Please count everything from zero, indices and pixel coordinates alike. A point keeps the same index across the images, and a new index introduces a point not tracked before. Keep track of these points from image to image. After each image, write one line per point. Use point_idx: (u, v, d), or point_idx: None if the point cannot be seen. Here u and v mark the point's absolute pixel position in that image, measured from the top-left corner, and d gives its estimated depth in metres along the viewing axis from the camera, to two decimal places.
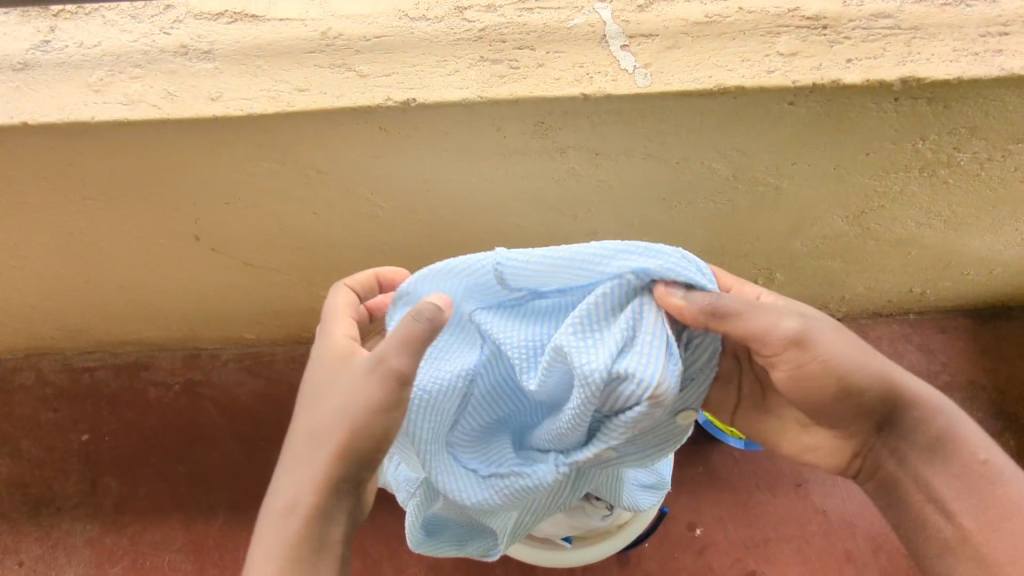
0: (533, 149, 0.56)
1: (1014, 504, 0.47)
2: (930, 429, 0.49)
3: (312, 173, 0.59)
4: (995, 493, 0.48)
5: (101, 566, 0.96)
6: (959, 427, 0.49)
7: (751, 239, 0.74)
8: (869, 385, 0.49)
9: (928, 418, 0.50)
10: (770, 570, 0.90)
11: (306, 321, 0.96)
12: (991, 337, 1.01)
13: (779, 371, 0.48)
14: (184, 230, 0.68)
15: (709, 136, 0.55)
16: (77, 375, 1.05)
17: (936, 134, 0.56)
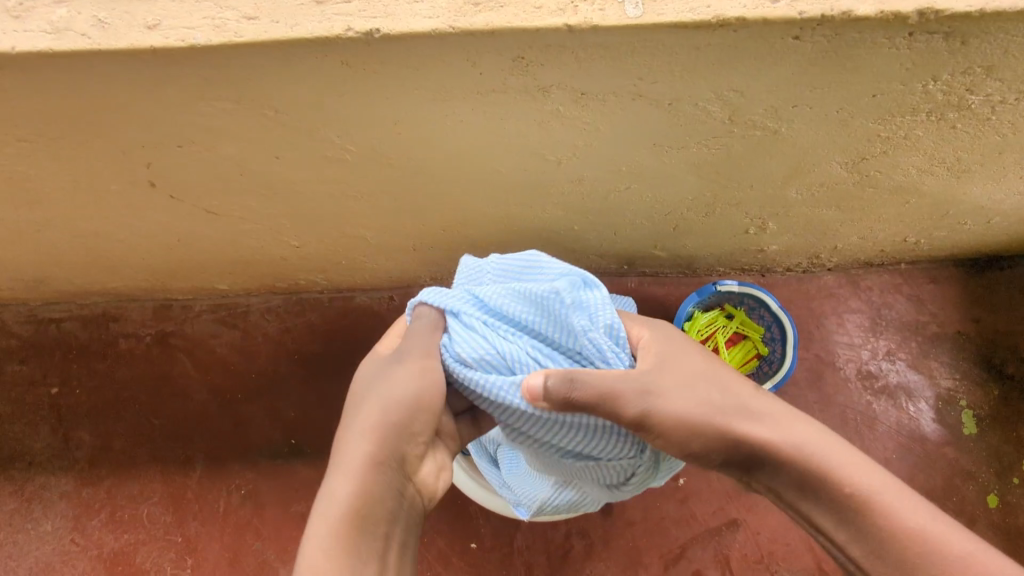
0: (513, 87, 0.51)
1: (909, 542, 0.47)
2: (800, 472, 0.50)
3: (271, 114, 0.54)
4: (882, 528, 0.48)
5: (79, 519, 0.94)
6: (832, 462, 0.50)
7: (745, 187, 0.70)
8: (711, 438, 0.51)
9: (788, 456, 0.50)
10: (751, 518, 0.91)
11: (280, 271, 0.92)
12: (981, 287, 0.99)
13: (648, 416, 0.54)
14: (137, 175, 0.63)
15: (705, 75, 0.51)
16: (43, 327, 1.01)
17: (948, 75, 0.52)
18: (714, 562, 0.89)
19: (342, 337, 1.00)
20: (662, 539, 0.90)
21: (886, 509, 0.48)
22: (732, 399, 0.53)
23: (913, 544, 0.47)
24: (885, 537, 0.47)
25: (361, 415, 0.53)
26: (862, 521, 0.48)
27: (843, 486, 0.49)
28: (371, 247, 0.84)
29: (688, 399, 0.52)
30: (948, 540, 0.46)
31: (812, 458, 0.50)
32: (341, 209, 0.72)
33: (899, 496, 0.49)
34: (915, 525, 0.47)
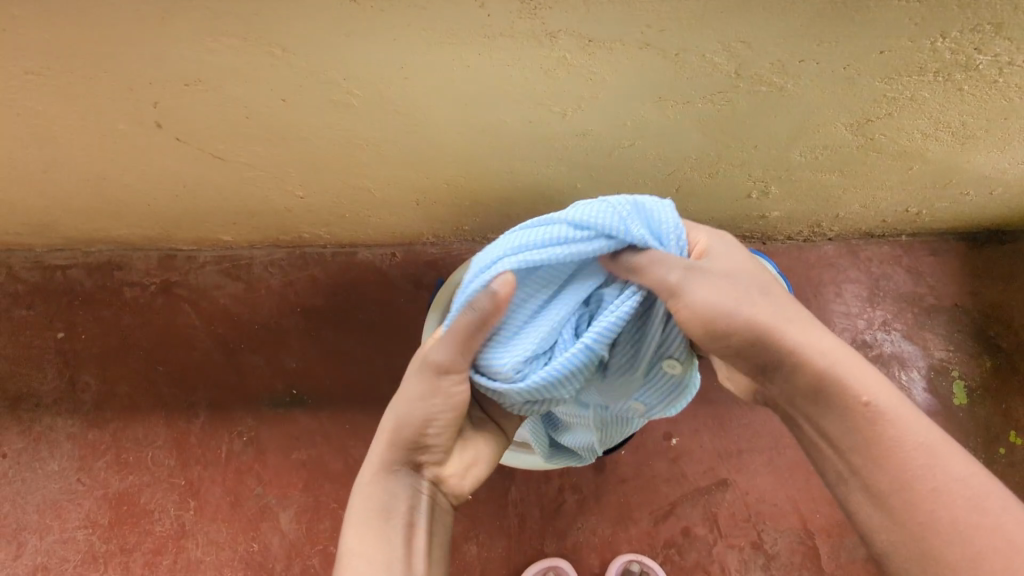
0: (520, 32, 0.51)
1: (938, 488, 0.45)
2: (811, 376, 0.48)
3: (278, 53, 0.54)
4: (916, 464, 0.46)
5: (85, 460, 0.97)
6: (872, 395, 0.47)
7: (750, 146, 0.70)
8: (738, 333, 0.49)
9: (811, 364, 0.48)
10: (740, 479, 0.93)
11: (284, 223, 0.92)
12: (981, 261, 1.00)
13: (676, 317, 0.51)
14: (144, 115, 0.64)
15: (713, 24, 0.50)
16: (49, 273, 1.02)
17: (957, 32, 0.51)
18: (703, 519, 0.91)
19: (344, 291, 1.01)
20: (653, 496, 0.92)
21: (893, 427, 0.47)
22: (761, 300, 0.50)
23: (914, 461, 0.46)
24: (883, 451, 0.47)
25: (381, 427, 0.58)
26: (868, 434, 0.47)
27: (856, 394, 0.47)
28: (374, 200, 0.84)
29: (716, 291, 0.50)
30: (949, 462, 0.46)
31: (839, 369, 0.48)
32: (346, 158, 0.73)
33: (914, 419, 0.47)
34: (923, 445, 0.46)
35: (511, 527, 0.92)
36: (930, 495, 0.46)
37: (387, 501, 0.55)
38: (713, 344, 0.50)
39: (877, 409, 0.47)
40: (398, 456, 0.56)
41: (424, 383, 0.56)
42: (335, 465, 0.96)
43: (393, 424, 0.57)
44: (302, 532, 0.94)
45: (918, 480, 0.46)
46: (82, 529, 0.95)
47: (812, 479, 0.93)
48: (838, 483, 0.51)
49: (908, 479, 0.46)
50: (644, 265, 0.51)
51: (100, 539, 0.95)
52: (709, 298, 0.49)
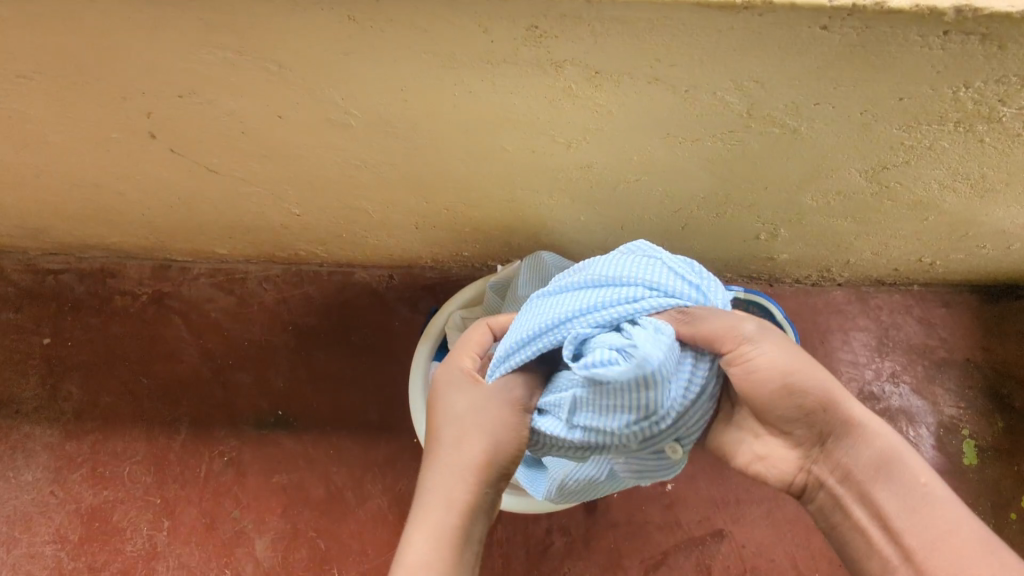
0: (524, 59, 0.49)
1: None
2: (873, 449, 0.46)
3: (275, 69, 0.52)
4: (959, 536, 0.43)
5: (61, 472, 0.94)
6: (924, 471, 0.45)
7: (759, 188, 0.68)
8: (812, 394, 0.46)
9: (869, 442, 0.46)
10: (737, 530, 0.88)
11: (280, 239, 0.90)
12: (994, 315, 0.97)
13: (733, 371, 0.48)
14: (138, 125, 0.62)
15: (725, 61, 0.48)
16: (40, 277, 1.00)
17: (980, 82, 0.49)
18: (695, 571, 0.87)
19: (337, 311, 0.99)
20: (644, 544, 0.88)
21: (946, 511, 0.44)
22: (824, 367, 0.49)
23: (968, 546, 0.43)
24: (924, 512, 0.44)
25: (479, 413, 0.52)
26: (919, 504, 0.44)
27: (917, 474, 0.45)
28: (372, 221, 0.82)
29: (796, 354, 0.48)
30: (1000, 549, 0.43)
31: (897, 449, 0.46)
32: (344, 178, 0.71)
33: (968, 514, 0.44)
34: (972, 536, 0.43)
35: (495, 568, 0.87)
36: None
37: (467, 524, 0.50)
38: (778, 399, 0.47)
39: (932, 491, 0.45)
40: (486, 480, 0.51)
41: (501, 409, 0.51)
42: (315, 492, 0.92)
43: (486, 451, 0.51)
44: (277, 561, 0.90)
45: (949, 537, 0.43)
46: (51, 545, 0.91)
47: (812, 535, 0.88)
48: (883, 570, 0.45)
49: (956, 559, 0.43)
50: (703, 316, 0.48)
51: (69, 556, 0.91)
52: (786, 349, 0.48)
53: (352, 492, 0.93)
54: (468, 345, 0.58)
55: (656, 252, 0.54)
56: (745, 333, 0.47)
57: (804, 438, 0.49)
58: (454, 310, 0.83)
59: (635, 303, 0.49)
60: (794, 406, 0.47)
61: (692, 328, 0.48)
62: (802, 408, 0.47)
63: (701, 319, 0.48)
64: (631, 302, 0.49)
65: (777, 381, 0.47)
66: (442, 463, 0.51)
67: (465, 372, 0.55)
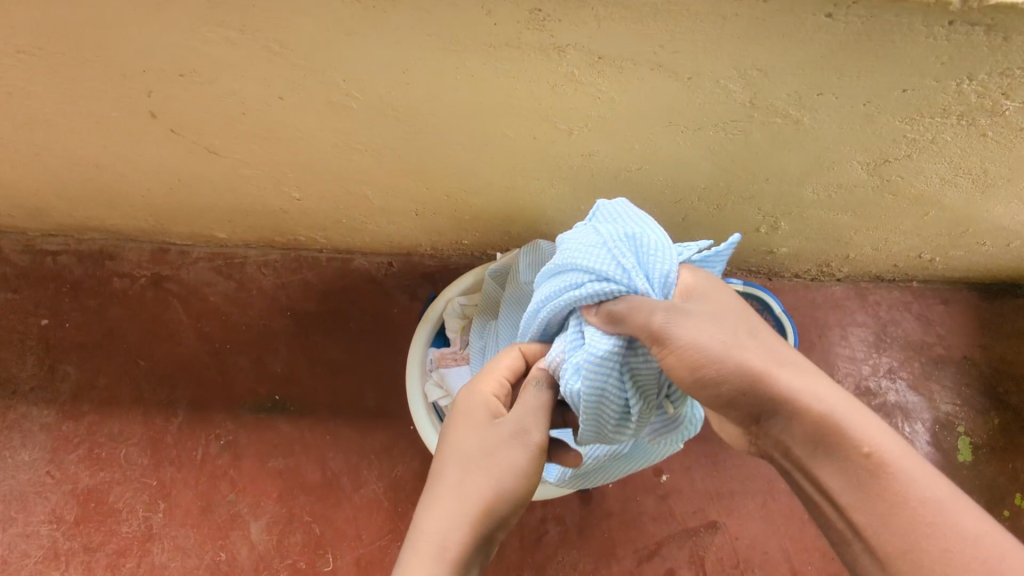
0: (527, 43, 0.49)
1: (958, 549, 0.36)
2: (807, 420, 0.40)
3: (275, 48, 0.52)
4: (908, 505, 0.37)
5: (57, 452, 0.94)
6: (865, 435, 0.39)
7: (760, 180, 0.68)
8: (729, 380, 0.42)
9: (802, 412, 0.40)
10: (731, 522, 0.89)
11: (280, 224, 0.90)
12: (992, 313, 0.97)
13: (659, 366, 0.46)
14: (138, 104, 0.62)
15: (729, 49, 0.48)
16: (39, 258, 1.00)
17: (985, 74, 0.49)
18: (689, 562, 0.88)
19: (337, 298, 0.99)
20: (638, 534, 0.89)
21: (901, 478, 0.38)
22: (766, 340, 0.44)
23: (917, 515, 0.37)
24: (871, 482, 0.38)
25: (511, 445, 0.48)
26: (863, 474, 0.39)
27: (857, 442, 0.39)
28: (372, 207, 0.82)
29: (712, 337, 0.43)
30: (958, 516, 0.37)
31: (838, 414, 0.40)
32: (344, 162, 0.71)
33: (930, 476, 0.38)
34: (929, 503, 0.37)
35: (489, 556, 0.88)
36: (940, 562, 0.36)
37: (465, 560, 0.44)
38: (700, 392, 0.44)
39: (879, 458, 0.38)
40: (491, 521, 0.46)
41: (525, 456, 0.48)
42: (311, 476, 0.93)
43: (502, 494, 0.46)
44: (272, 544, 0.91)
45: (899, 509, 0.37)
46: (47, 525, 0.92)
47: (806, 528, 0.89)
48: (843, 544, 0.41)
49: (912, 530, 0.37)
50: (625, 315, 0.47)
51: (64, 536, 0.91)
52: (699, 334, 0.43)
53: (348, 477, 0.93)
54: (495, 367, 0.54)
55: (615, 225, 0.53)
56: (654, 326, 0.44)
57: (741, 420, 0.44)
58: (453, 297, 0.83)
59: (577, 289, 0.50)
60: (717, 397, 0.43)
61: (619, 328, 0.47)
62: (726, 398, 0.43)
63: (619, 317, 0.47)
64: (575, 290, 0.51)
65: (686, 374, 0.43)
66: (456, 481, 0.47)
67: (485, 406, 0.51)
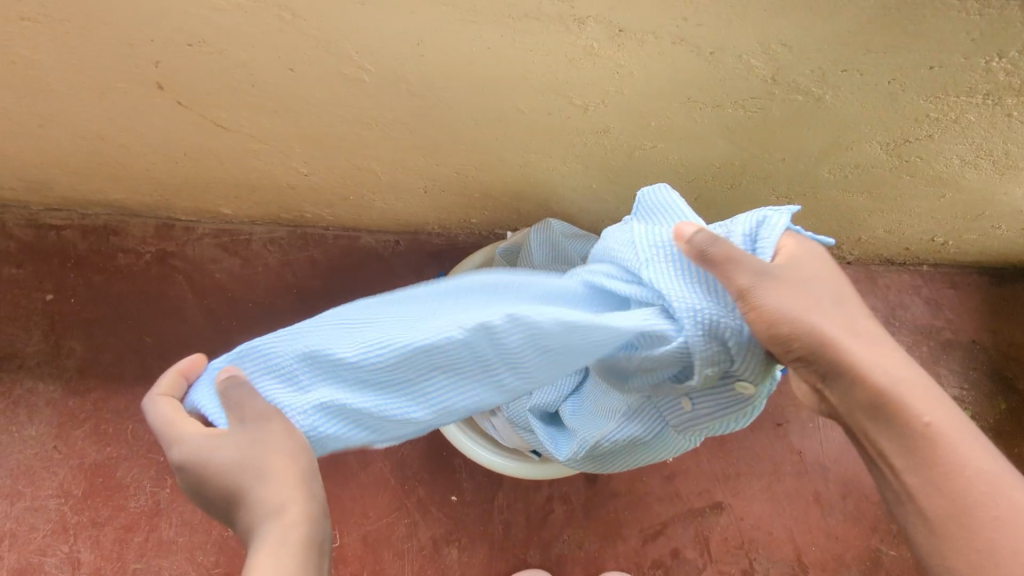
0: (547, 14, 0.48)
1: (1001, 515, 0.42)
2: (865, 389, 0.43)
3: (287, 17, 0.51)
4: (962, 473, 0.42)
5: (64, 428, 0.94)
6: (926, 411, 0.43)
7: (777, 159, 0.67)
8: (801, 341, 0.42)
9: (873, 379, 0.43)
10: (736, 503, 0.89)
11: (286, 200, 0.89)
12: (1002, 298, 0.96)
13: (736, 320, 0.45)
14: (144, 75, 0.61)
15: (754, 22, 0.47)
16: (43, 233, 0.99)
17: (1015, 52, 0.48)
18: (693, 542, 0.88)
19: (343, 276, 0.98)
20: (644, 514, 0.89)
21: (953, 450, 0.42)
22: (841, 310, 0.45)
23: (968, 484, 0.42)
24: (932, 450, 0.42)
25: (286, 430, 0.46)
26: (930, 440, 0.42)
27: (916, 415, 0.42)
28: (381, 183, 0.81)
29: (791, 300, 0.43)
30: (998, 483, 0.42)
31: (900, 386, 0.43)
32: (354, 137, 0.69)
33: (979, 445, 0.43)
34: (985, 474, 0.42)
35: (495, 534, 0.88)
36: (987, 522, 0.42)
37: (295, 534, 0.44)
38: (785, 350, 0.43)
39: (936, 428, 0.42)
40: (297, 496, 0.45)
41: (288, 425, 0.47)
42: None
43: (291, 462, 0.45)
44: None
45: (953, 476, 0.42)
46: (55, 498, 0.92)
47: (810, 510, 0.89)
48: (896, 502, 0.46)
49: (962, 497, 0.42)
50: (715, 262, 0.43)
51: (72, 510, 0.92)
52: (787, 299, 0.43)
53: None
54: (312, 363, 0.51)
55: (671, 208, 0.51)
56: (741, 288, 0.42)
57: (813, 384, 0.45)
58: (462, 276, 0.83)
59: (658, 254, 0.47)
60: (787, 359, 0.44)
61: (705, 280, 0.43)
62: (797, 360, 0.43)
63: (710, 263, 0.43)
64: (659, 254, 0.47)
65: (764, 330, 0.42)
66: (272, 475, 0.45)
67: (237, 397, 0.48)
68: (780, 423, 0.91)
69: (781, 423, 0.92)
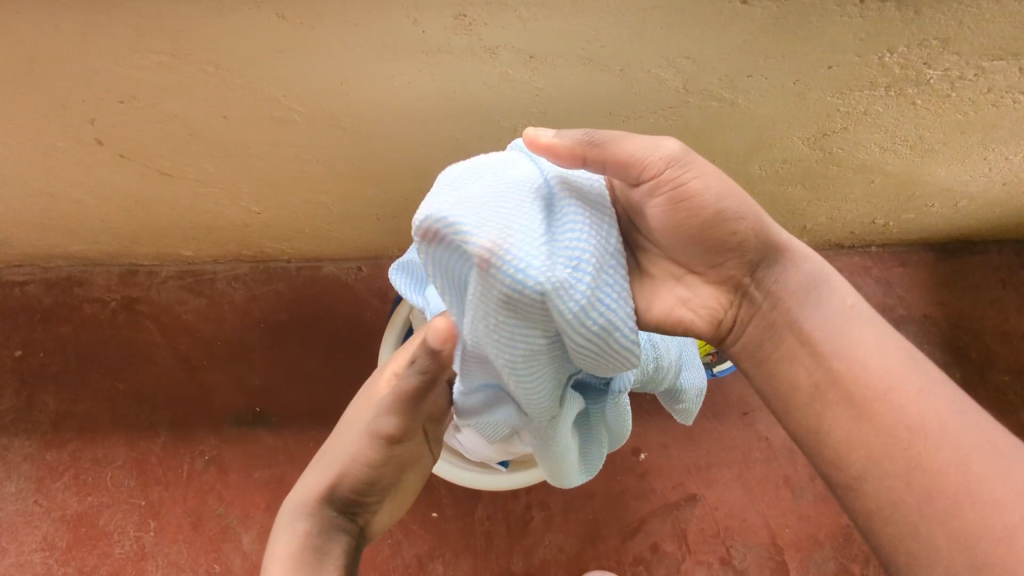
0: (458, 48, 0.50)
1: (924, 451, 0.44)
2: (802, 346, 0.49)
3: (210, 69, 0.53)
4: (918, 443, 0.44)
5: (42, 481, 0.94)
6: (879, 361, 0.47)
7: (707, 161, 0.69)
8: (741, 214, 0.46)
9: (881, 369, 0.46)
10: (710, 494, 0.91)
11: (245, 238, 0.91)
12: (950, 271, 0.99)
13: (654, 203, 0.44)
14: (83, 133, 0.62)
15: (654, 40, 0.50)
16: (6, 290, 1.00)
17: (903, 47, 0.51)
18: (671, 535, 0.90)
19: (308, 306, 0.99)
20: (621, 513, 0.91)
21: (899, 397, 0.45)
22: (720, 182, 0.45)
23: (896, 408, 0.45)
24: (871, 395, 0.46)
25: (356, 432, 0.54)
26: (849, 346, 0.47)
27: (893, 370, 0.46)
28: (333, 215, 0.83)
29: (714, 175, 0.45)
30: (945, 413, 0.45)
31: (832, 335, 0.48)
32: (299, 174, 0.71)
33: (947, 409, 0.45)
34: (940, 433, 0.44)
35: (479, 545, 0.90)
36: (907, 403, 0.45)
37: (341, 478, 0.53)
38: (711, 224, 0.45)
39: (869, 340, 0.47)
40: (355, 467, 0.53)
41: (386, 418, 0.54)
42: (298, 483, 0.94)
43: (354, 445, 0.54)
44: (264, 553, 0.92)
45: (925, 433, 0.44)
46: (39, 552, 0.92)
47: (782, 493, 0.92)
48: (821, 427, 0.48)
49: (924, 482, 0.43)
50: (617, 142, 0.43)
51: (57, 563, 0.92)
52: (715, 185, 0.44)
53: None
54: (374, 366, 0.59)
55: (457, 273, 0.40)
56: (667, 161, 0.44)
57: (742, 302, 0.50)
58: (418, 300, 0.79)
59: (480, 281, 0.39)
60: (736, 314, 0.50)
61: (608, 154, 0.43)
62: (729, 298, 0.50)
63: (613, 144, 0.43)
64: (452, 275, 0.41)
65: (704, 210, 0.44)
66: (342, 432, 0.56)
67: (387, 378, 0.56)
68: (746, 412, 0.94)
69: (746, 411, 0.95)
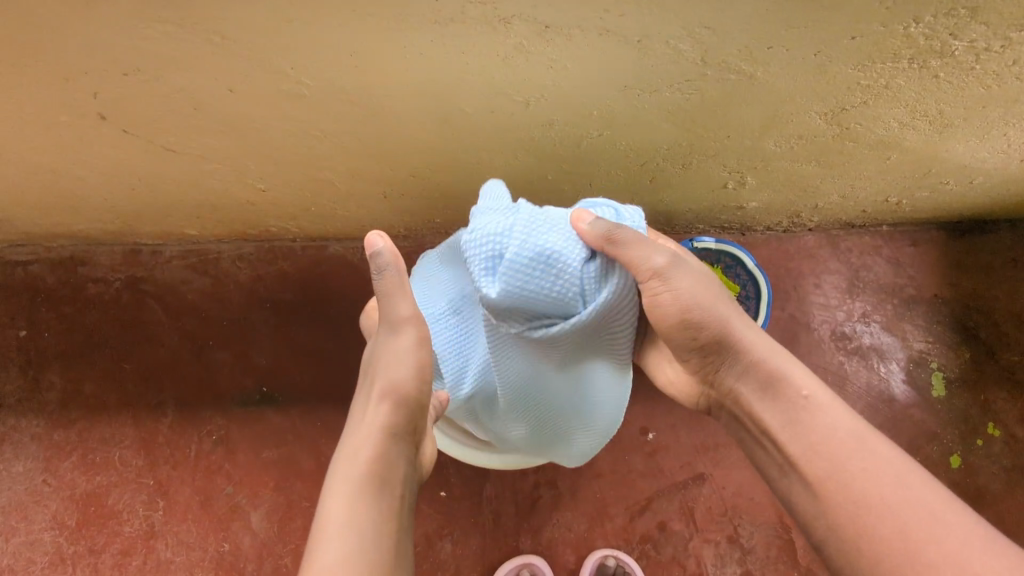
0: (472, 17, 0.48)
1: (880, 504, 0.45)
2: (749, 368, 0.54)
3: (216, 40, 0.51)
4: (875, 500, 0.45)
5: (50, 461, 0.94)
6: (838, 439, 0.49)
7: (722, 136, 0.68)
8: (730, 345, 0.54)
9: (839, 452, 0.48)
10: (717, 472, 0.91)
11: (250, 216, 0.90)
12: (962, 251, 0.98)
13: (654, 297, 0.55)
14: (85, 107, 0.61)
15: (675, 10, 0.48)
16: (9, 269, 0.99)
17: (931, 16, 0.49)
18: (679, 514, 0.90)
19: (314, 285, 0.99)
20: (629, 491, 0.91)
21: (826, 420, 0.50)
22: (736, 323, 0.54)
23: (842, 454, 0.48)
24: (816, 443, 0.49)
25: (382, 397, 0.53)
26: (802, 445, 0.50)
27: (845, 439, 0.49)
28: (340, 192, 0.81)
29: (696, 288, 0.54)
30: (909, 479, 0.45)
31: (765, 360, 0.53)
32: (306, 150, 0.70)
33: (915, 480, 0.46)
34: (903, 501, 0.45)
35: (487, 523, 0.90)
36: (868, 481, 0.46)
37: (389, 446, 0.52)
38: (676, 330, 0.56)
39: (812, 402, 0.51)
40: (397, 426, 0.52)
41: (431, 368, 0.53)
42: (305, 461, 0.94)
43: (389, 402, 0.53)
44: (273, 530, 0.92)
45: (887, 498, 0.45)
46: (49, 531, 0.93)
47: None
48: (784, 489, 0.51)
49: (882, 534, 0.44)
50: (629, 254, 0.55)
51: (68, 541, 0.92)
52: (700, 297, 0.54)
53: None
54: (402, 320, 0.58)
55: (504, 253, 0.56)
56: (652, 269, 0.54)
57: (702, 363, 0.57)
58: None
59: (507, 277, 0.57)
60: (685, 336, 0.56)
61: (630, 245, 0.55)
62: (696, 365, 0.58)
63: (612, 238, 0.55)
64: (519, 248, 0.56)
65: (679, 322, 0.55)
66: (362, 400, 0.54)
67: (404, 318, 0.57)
68: None
69: None
